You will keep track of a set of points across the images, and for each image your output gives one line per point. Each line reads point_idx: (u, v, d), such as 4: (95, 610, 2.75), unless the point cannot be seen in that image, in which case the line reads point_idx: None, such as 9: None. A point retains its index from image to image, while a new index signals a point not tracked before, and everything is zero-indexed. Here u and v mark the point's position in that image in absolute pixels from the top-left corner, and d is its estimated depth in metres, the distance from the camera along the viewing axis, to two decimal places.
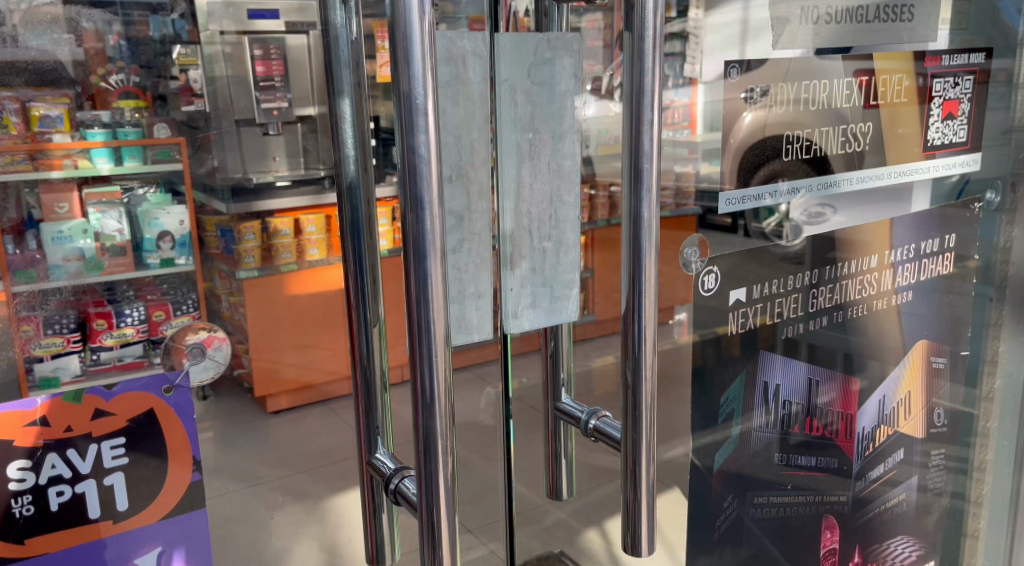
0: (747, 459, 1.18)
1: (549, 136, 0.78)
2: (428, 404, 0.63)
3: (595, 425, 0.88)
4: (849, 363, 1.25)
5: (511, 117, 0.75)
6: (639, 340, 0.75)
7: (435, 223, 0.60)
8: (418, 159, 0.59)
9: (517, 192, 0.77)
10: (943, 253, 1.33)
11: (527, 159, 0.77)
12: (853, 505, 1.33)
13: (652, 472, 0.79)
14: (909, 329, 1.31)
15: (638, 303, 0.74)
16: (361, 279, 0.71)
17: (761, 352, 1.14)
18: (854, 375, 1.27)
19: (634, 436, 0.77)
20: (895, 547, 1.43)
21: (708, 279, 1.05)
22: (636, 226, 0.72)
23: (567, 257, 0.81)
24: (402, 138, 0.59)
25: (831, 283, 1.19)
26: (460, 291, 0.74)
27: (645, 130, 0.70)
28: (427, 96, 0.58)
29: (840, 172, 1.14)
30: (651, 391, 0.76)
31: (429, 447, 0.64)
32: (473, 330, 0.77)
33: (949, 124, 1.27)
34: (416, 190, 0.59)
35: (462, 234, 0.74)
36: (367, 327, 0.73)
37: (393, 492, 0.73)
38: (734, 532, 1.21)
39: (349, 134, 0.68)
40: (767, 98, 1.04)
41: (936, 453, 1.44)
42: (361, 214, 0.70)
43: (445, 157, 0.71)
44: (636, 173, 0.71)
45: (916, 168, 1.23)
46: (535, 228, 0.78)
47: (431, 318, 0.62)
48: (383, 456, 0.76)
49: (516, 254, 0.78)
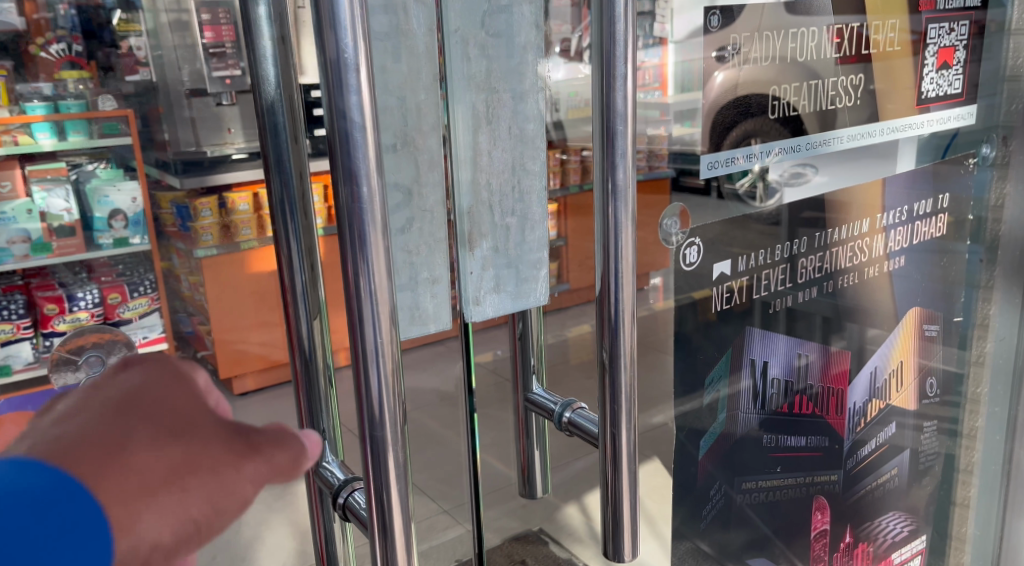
0: (733, 443, 1.11)
1: (508, 96, 0.68)
2: (375, 408, 0.55)
3: (568, 419, 0.80)
4: (829, 327, 1.17)
5: (464, 74, 0.65)
6: (616, 323, 0.67)
7: (375, 198, 0.52)
8: (350, 125, 0.50)
9: (474, 161, 0.67)
10: (936, 214, 1.27)
11: (484, 123, 0.67)
12: (845, 484, 1.27)
13: (635, 465, 0.71)
14: (901, 294, 1.25)
15: (615, 283, 0.66)
16: (296, 266, 0.62)
17: (746, 328, 1.07)
18: (835, 339, 1.18)
19: (613, 431, 0.69)
20: (886, 524, 1.37)
21: (690, 252, 0.97)
22: (610, 195, 0.64)
23: (534, 234, 0.71)
24: (330, 98, 0.50)
25: (820, 251, 1.12)
26: (411, 278, 0.65)
27: (618, 85, 0.62)
28: (359, 49, 0.49)
29: (814, 132, 1.05)
30: (630, 377, 0.69)
31: (379, 452, 0.56)
32: (429, 320, 0.67)
33: (944, 74, 1.19)
34: (350, 161, 0.51)
35: (411, 212, 0.64)
36: (307, 319, 0.63)
37: (341, 508, 0.65)
38: (723, 517, 1.15)
39: (274, 98, 0.58)
40: (739, 56, 0.95)
41: (929, 424, 1.39)
42: (294, 190, 0.60)
43: (386, 123, 0.62)
44: (608, 135, 0.63)
45: (909, 123, 1.15)
46: (496, 201, 0.69)
47: (375, 311, 0.53)
48: (331, 465, 0.67)
49: (475, 231, 0.68)
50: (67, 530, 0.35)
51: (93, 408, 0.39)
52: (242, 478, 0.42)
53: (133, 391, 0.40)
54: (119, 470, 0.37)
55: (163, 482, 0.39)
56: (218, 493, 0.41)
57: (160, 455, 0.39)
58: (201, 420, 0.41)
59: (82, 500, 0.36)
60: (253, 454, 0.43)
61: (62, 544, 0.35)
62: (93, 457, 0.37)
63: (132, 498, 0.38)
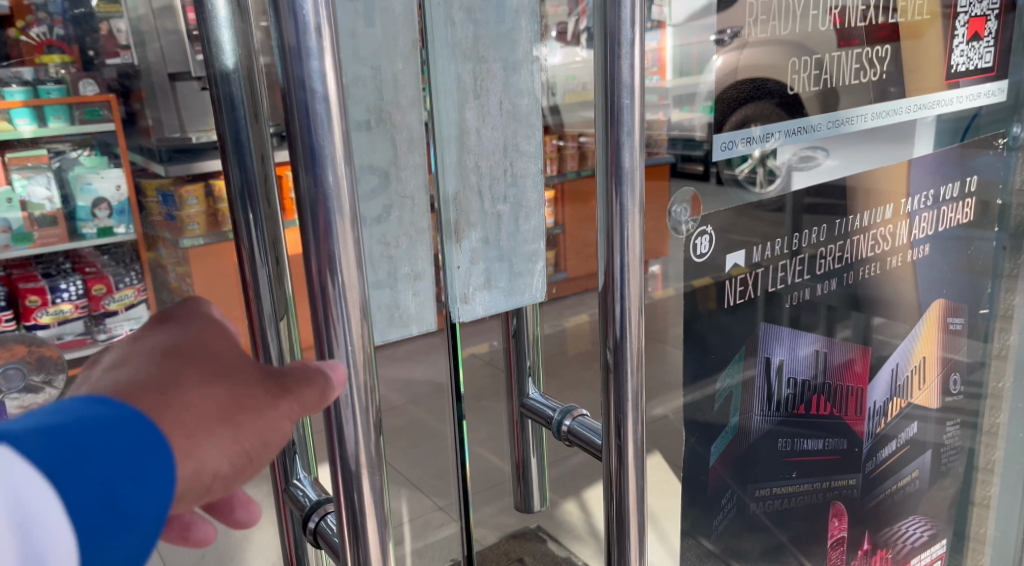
0: (746, 449, 1.03)
1: (499, 66, 0.60)
2: (348, 416, 0.50)
3: (568, 427, 0.74)
4: (833, 315, 1.08)
5: (449, 41, 0.58)
6: (620, 325, 0.60)
7: (341, 180, 0.47)
8: (310, 95, 0.45)
9: (461, 140, 0.60)
10: (963, 199, 1.20)
11: (471, 98, 0.60)
12: (863, 488, 1.20)
13: (644, 482, 0.64)
14: (925, 285, 1.18)
15: (620, 280, 0.59)
16: (260, 259, 0.56)
17: (761, 325, 0.99)
18: (838, 328, 1.09)
19: (618, 443, 0.63)
20: (906, 529, 1.31)
21: (702, 241, 0.89)
22: (615, 178, 0.57)
23: (529, 223, 0.64)
24: (286, 62, 0.45)
25: (841, 240, 1.04)
26: (390, 274, 0.58)
27: (624, 53, 0.55)
28: (323, 9, 0.45)
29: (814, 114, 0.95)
30: (637, 383, 0.61)
31: (351, 472, 0.51)
32: (411, 321, 0.60)
33: (975, 46, 1.12)
34: (315, 141, 0.46)
35: (389, 198, 0.57)
36: (273, 319, 0.58)
37: (312, 533, 0.59)
38: (736, 528, 1.06)
39: (230, 68, 0.52)
40: (739, 40, 0.86)
41: (951, 424, 1.32)
42: (254, 174, 0.55)
43: (359, 96, 0.54)
44: (613, 110, 0.56)
45: (938, 100, 1.08)
46: (486, 186, 0.62)
47: (347, 312, 0.48)
48: (304, 482, 0.62)
49: (463, 220, 0.61)
50: (138, 454, 0.37)
51: (146, 354, 0.41)
52: (278, 415, 0.43)
53: (173, 339, 0.42)
54: (176, 405, 0.39)
55: (218, 417, 0.40)
56: (265, 429, 0.42)
57: (209, 393, 0.40)
58: (240, 364, 0.43)
59: (148, 428, 0.38)
60: (286, 396, 0.44)
61: (133, 461, 0.37)
62: (149, 393, 0.39)
63: (189, 431, 0.39)
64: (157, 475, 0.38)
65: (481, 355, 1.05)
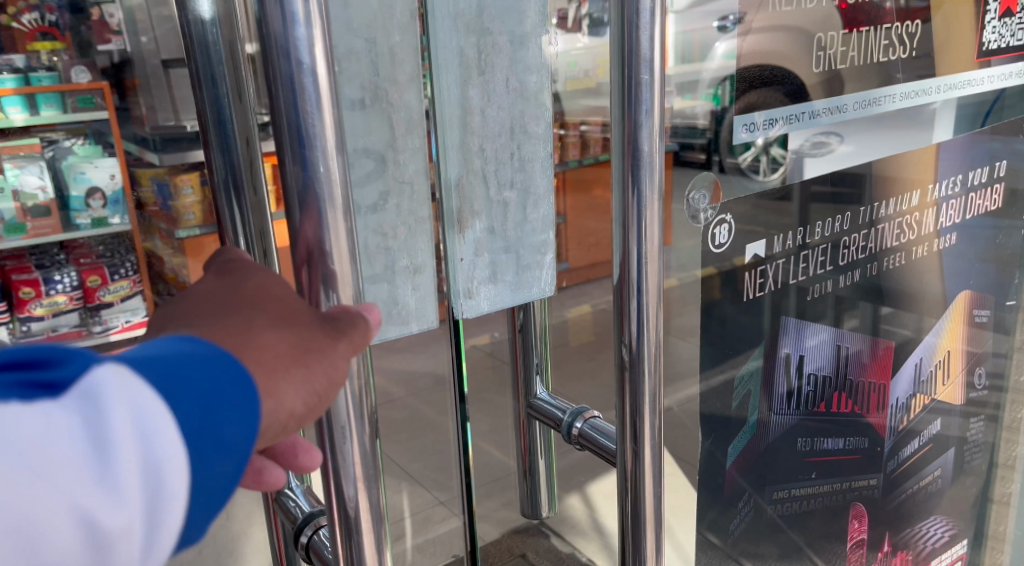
0: (763, 450, 0.98)
1: (506, 40, 0.56)
2: (343, 425, 0.46)
3: (579, 430, 0.70)
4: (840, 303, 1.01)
5: (450, 11, 0.53)
6: (636, 320, 0.55)
7: (333, 162, 0.42)
8: (298, 69, 0.41)
9: (464, 120, 0.55)
10: (991, 185, 1.15)
11: (474, 74, 0.55)
12: (884, 488, 1.16)
13: (662, 488, 0.60)
14: (951, 276, 1.14)
15: (638, 271, 0.55)
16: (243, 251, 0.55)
17: (782, 319, 0.95)
18: (845, 318, 1.02)
19: (634, 447, 0.58)
20: (927, 530, 1.27)
21: (721, 232, 0.82)
22: (632, 161, 0.52)
23: (536, 212, 0.60)
24: (267, 28, 0.41)
25: (865, 229, 0.99)
26: (387, 266, 0.54)
27: (644, 22, 0.50)
28: None
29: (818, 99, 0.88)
30: (655, 384, 0.57)
31: (343, 483, 0.47)
32: (410, 318, 0.55)
33: (1006, 23, 1.07)
34: (299, 119, 0.41)
35: (385, 184, 0.53)
36: None
37: (303, 549, 0.56)
38: (752, 530, 1.02)
39: (210, 42, 0.50)
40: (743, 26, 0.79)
41: (975, 420, 1.29)
42: (237, 159, 0.53)
43: (351, 71, 0.50)
44: (630, 86, 0.51)
45: (968, 79, 1.03)
46: (491, 170, 0.57)
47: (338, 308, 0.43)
48: (296, 491, 0.59)
49: (465, 209, 0.57)
50: (224, 387, 0.36)
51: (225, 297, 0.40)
52: (337, 356, 0.40)
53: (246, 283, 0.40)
54: (249, 343, 0.38)
55: (287, 360, 0.38)
56: (334, 376, 0.40)
57: (281, 334, 0.39)
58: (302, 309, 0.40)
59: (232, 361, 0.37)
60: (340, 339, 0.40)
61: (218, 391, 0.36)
62: (226, 330, 0.38)
63: (268, 368, 0.38)
64: (244, 408, 0.36)
65: (484, 348, 1.00)
